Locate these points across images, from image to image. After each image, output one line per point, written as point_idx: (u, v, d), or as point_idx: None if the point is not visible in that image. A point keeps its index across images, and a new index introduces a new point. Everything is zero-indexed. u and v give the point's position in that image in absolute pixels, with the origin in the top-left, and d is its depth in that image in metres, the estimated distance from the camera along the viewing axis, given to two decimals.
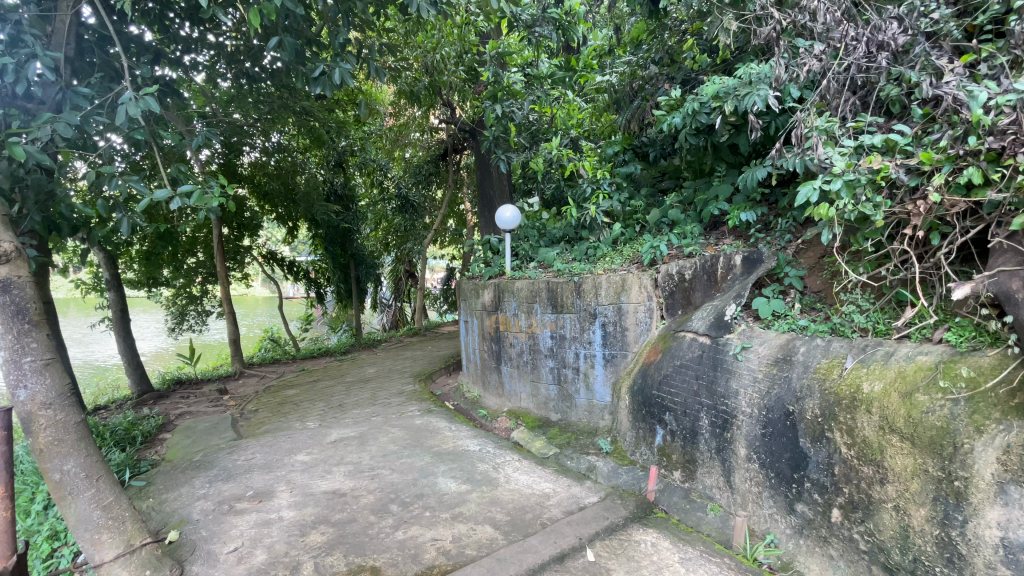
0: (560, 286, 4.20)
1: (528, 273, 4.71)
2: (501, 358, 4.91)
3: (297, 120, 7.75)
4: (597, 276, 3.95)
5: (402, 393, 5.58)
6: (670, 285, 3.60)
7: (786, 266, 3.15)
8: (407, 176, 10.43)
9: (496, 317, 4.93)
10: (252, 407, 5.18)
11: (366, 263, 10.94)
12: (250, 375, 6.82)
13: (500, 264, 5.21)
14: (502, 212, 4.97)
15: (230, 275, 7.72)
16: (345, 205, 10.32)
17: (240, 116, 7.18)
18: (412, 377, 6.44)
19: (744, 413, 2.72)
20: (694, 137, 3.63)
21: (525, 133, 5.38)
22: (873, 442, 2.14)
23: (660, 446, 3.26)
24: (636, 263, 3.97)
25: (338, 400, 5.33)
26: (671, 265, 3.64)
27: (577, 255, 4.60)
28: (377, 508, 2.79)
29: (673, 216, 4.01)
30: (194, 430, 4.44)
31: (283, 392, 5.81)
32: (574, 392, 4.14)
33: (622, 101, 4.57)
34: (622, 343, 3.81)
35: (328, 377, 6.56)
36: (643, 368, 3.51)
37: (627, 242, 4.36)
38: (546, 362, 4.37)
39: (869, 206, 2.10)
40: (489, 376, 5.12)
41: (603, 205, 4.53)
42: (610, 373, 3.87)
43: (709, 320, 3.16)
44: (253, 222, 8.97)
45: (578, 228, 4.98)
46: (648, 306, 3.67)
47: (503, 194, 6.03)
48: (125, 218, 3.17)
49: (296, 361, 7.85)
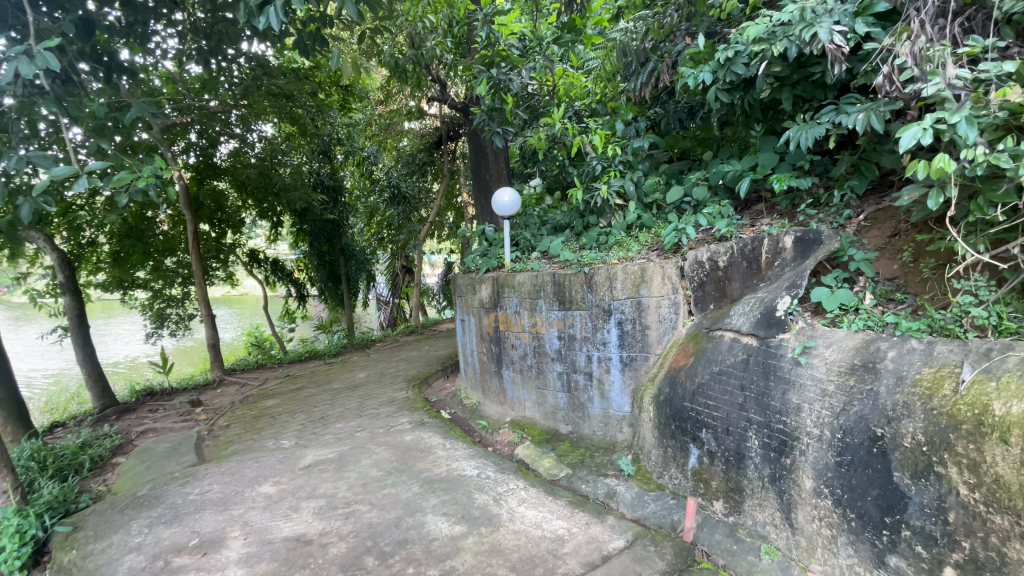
0: (568, 278, 3.63)
1: (530, 264, 4.13)
2: (501, 361, 4.34)
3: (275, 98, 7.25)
4: (611, 267, 3.40)
5: (393, 402, 5.01)
6: (700, 275, 3.08)
7: (849, 247, 2.54)
8: (399, 166, 10.02)
9: (495, 315, 4.36)
10: (224, 421, 4.63)
11: (355, 258, 10.14)
12: (230, 383, 6.29)
13: (498, 255, 4.65)
14: (499, 196, 4.40)
15: (204, 268, 7.03)
16: (334, 198, 9.72)
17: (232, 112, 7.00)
18: (406, 381, 5.88)
19: (810, 435, 2.15)
20: (727, 94, 3.05)
21: (522, 106, 4.75)
22: (1010, 483, 1.57)
23: (696, 469, 2.72)
24: (657, 251, 3.46)
25: (320, 411, 4.74)
26: (702, 252, 3.09)
27: (586, 244, 4.02)
28: (348, 562, 2.22)
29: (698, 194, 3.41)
30: (151, 453, 3.88)
31: (262, 402, 5.24)
32: (586, 400, 3.61)
33: (635, 65, 3.97)
34: (642, 344, 3.31)
35: (313, 384, 5.97)
36: (672, 375, 2.95)
37: (644, 228, 3.83)
38: (552, 367, 3.81)
39: (1006, 157, 1.52)
40: (489, 381, 4.56)
41: (613, 186, 3.92)
42: (630, 378, 3.37)
43: (755, 317, 2.57)
44: (234, 218, 8.50)
45: (585, 213, 4.41)
46: (673, 301, 3.20)
47: (501, 176, 5.36)
48: (26, 203, 2.56)
49: (282, 366, 7.27)
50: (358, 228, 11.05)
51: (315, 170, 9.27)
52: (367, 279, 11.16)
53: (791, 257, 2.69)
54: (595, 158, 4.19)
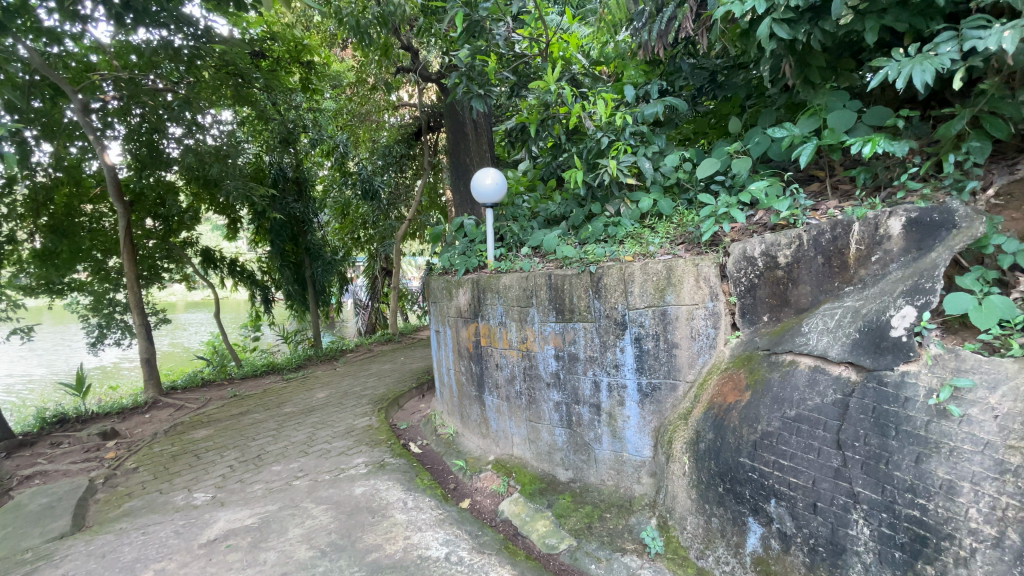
0: (567, 281, 2.77)
1: (518, 263, 3.26)
2: (482, 384, 3.48)
3: (219, 62, 6.37)
4: (626, 266, 2.57)
5: (352, 431, 4.12)
6: (749, 276, 2.27)
7: (991, 234, 1.72)
8: (373, 159, 9.14)
9: (474, 326, 3.50)
10: (134, 461, 3.70)
11: (322, 259, 9.02)
12: (164, 407, 5.33)
13: (479, 252, 3.78)
14: (480, 179, 3.53)
15: (134, 264, 5.97)
16: (299, 191, 8.74)
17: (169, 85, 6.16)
18: (372, 402, 4.99)
19: (979, 533, 1.41)
20: (788, 28, 2.21)
21: (508, 69, 3.89)
22: None
23: (758, 555, 1.92)
24: (685, 246, 2.64)
25: (257, 447, 3.83)
26: (753, 244, 2.27)
27: (589, 238, 3.18)
28: None
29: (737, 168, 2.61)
30: (19, 513, 2.96)
31: (192, 432, 4.32)
32: (591, 439, 2.76)
33: (648, 13, 3.10)
34: (669, 369, 2.49)
35: (261, 407, 5.04)
36: (715, 415, 2.12)
37: (664, 217, 3.01)
38: (547, 395, 2.94)
39: None
40: (468, 408, 3.70)
41: (622, 163, 3.08)
42: (651, 414, 2.54)
43: (851, 338, 1.77)
44: (183, 214, 7.52)
45: (585, 200, 3.58)
46: (710, 310, 2.37)
47: (484, 159, 4.54)
48: None
49: (232, 383, 6.31)
50: (330, 226, 10.09)
51: (274, 161, 8.24)
52: (339, 281, 10.18)
53: (897, 249, 1.88)
54: (599, 130, 3.34)
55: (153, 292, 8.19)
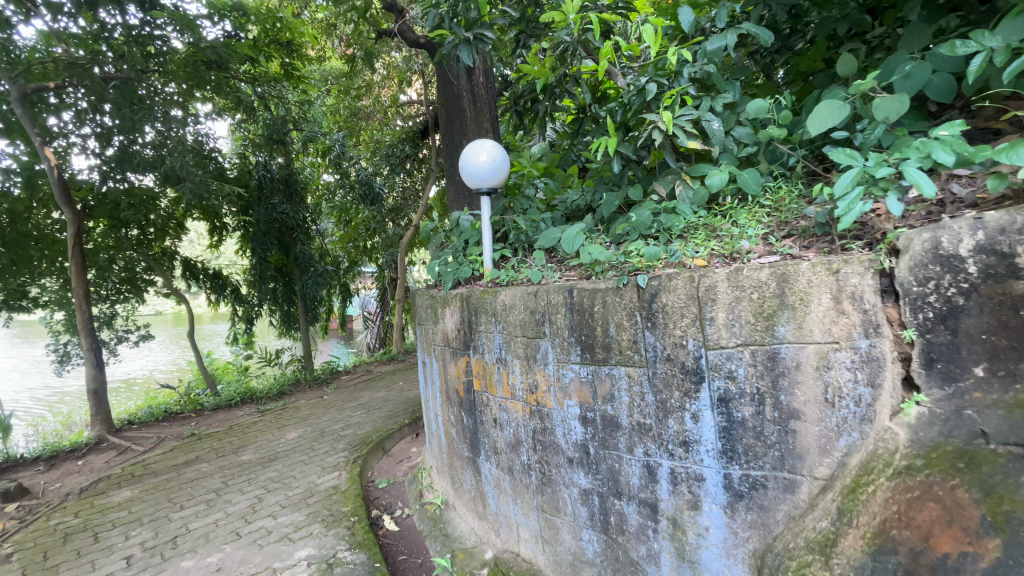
0: (598, 300, 1.71)
1: (524, 272, 2.22)
2: (475, 444, 2.44)
3: (203, 58, 5.74)
4: (701, 276, 1.51)
5: (311, 495, 3.13)
6: (951, 296, 1.23)
7: None
8: (375, 159, 8.28)
9: (465, 360, 2.45)
10: (14, 544, 2.79)
11: (312, 270, 7.91)
12: (104, 451, 4.44)
13: (473, 257, 2.75)
14: (471, 155, 2.48)
15: (83, 279, 5.14)
16: (289, 196, 7.85)
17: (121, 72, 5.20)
18: (350, 446, 4.00)
19: None
20: None
21: (512, 11, 2.89)
22: None
23: None
24: (799, 245, 1.59)
25: (178, 524, 2.86)
26: (956, 233, 1.23)
27: (629, 234, 2.12)
28: None
29: (882, 112, 1.63)
30: None
31: (113, 494, 3.39)
32: (645, 560, 1.71)
33: None
34: (781, 456, 1.44)
35: (214, 452, 4.07)
36: (905, 567, 1.16)
37: (747, 201, 1.95)
38: (571, 478, 1.88)
39: None
40: (460, 473, 2.67)
41: (679, 118, 2.02)
42: (749, 531, 1.49)
43: None
44: (163, 222, 6.68)
45: (621, 182, 2.53)
46: (864, 355, 1.33)
47: (485, 126, 3.56)
48: None
49: (200, 416, 5.42)
50: (330, 233, 9.20)
51: (261, 160, 7.40)
52: (341, 294, 9.23)
53: None
54: (641, 77, 2.25)
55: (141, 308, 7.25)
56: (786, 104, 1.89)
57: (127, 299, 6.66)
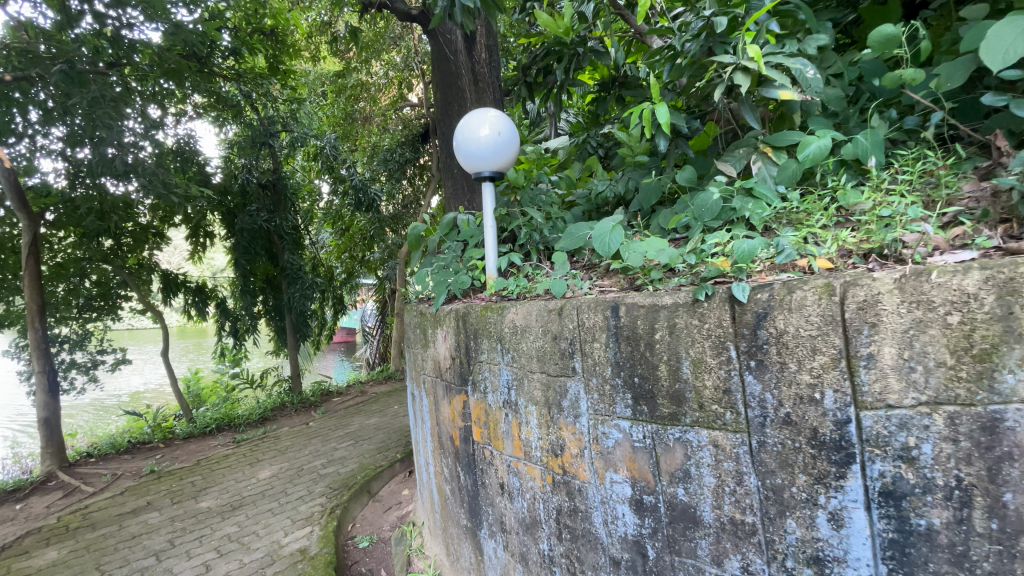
0: (659, 325, 1.10)
1: (540, 282, 1.62)
2: (476, 513, 1.82)
3: (182, 49, 5.19)
4: (847, 287, 0.90)
5: (271, 563, 2.50)
6: None
7: None
8: (371, 163, 7.72)
9: (461, 400, 1.83)
10: None
11: (300, 282, 7.30)
12: (49, 492, 3.85)
13: (472, 263, 2.15)
14: (470, 129, 1.90)
15: (36, 295, 4.56)
16: (276, 202, 7.31)
17: (86, 65, 4.65)
18: (329, 490, 3.36)
19: None
20: None
21: None
22: None
23: None
24: (991, 234, 0.99)
25: None
26: None
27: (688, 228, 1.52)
28: None
29: None
30: None
31: (36, 555, 2.80)
32: None
33: None
34: None
35: (170, 496, 3.47)
36: None
37: (864, 178, 1.36)
38: None
39: None
40: (457, 546, 2.04)
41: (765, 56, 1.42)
42: None
43: None
44: (140, 232, 6.17)
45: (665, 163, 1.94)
46: None
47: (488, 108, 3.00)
48: None
49: (168, 447, 4.84)
50: (324, 242, 8.62)
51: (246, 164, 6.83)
52: (336, 307, 8.61)
53: None
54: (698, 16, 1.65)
55: (120, 324, 6.59)
56: (922, 30, 1.29)
57: (100, 316, 6.07)
